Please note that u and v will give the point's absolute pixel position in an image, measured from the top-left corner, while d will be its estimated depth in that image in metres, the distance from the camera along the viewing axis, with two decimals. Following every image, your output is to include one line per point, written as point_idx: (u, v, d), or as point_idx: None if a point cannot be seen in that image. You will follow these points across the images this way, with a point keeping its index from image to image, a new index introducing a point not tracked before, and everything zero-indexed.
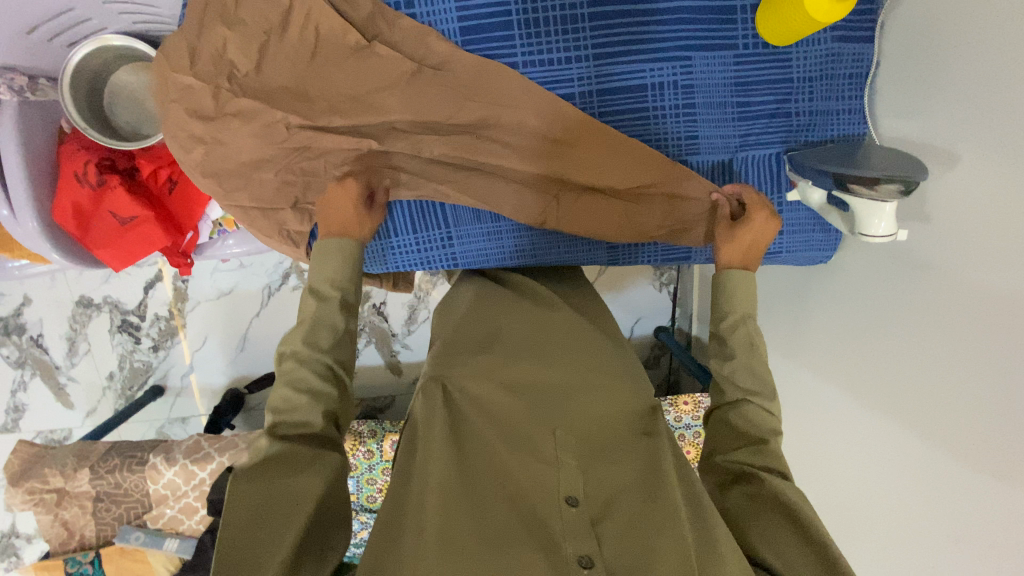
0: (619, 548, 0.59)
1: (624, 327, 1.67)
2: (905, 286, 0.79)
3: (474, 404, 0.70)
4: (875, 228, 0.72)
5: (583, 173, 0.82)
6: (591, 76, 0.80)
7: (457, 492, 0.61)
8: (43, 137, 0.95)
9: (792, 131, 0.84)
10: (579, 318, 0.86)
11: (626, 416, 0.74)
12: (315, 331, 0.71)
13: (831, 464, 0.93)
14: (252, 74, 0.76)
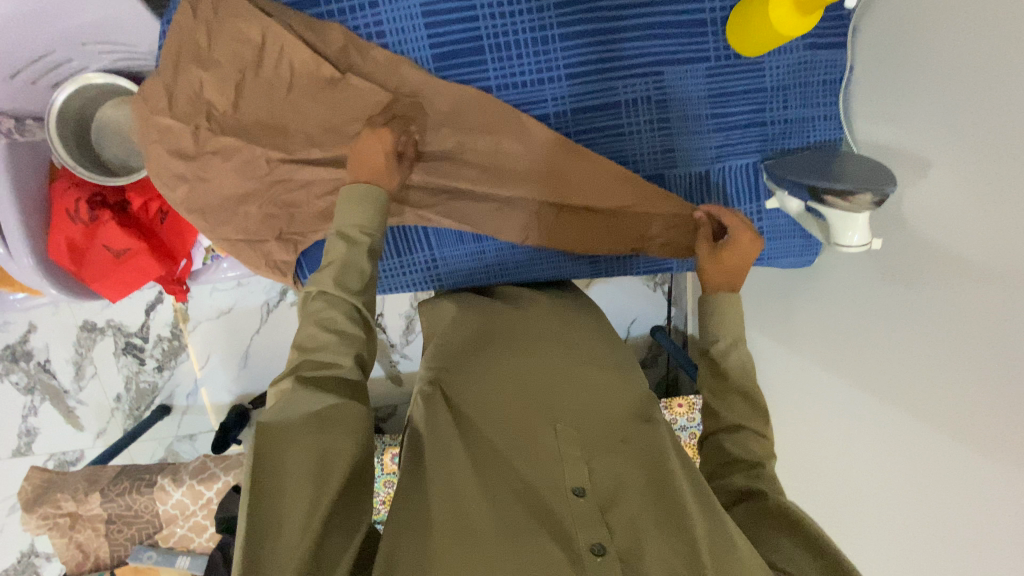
0: (631, 537, 0.55)
1: (620, 327, 1.68)
2: (884, 289, 0.79)
3: (469, 408, 0.68)
4: (849, 240, 0.74)
5: (562, 192, 0.83)
6: (565, 95, 0.81)
7: (459, 489, 0.57)
8: (34, 176, 0.97)
9: (769, 140, 0.85)
10: (571, 327, 0.85)
11: (624, 408, 0.72)
12: (345, 269, 0.65)
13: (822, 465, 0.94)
14: (231, 113, 0.78)
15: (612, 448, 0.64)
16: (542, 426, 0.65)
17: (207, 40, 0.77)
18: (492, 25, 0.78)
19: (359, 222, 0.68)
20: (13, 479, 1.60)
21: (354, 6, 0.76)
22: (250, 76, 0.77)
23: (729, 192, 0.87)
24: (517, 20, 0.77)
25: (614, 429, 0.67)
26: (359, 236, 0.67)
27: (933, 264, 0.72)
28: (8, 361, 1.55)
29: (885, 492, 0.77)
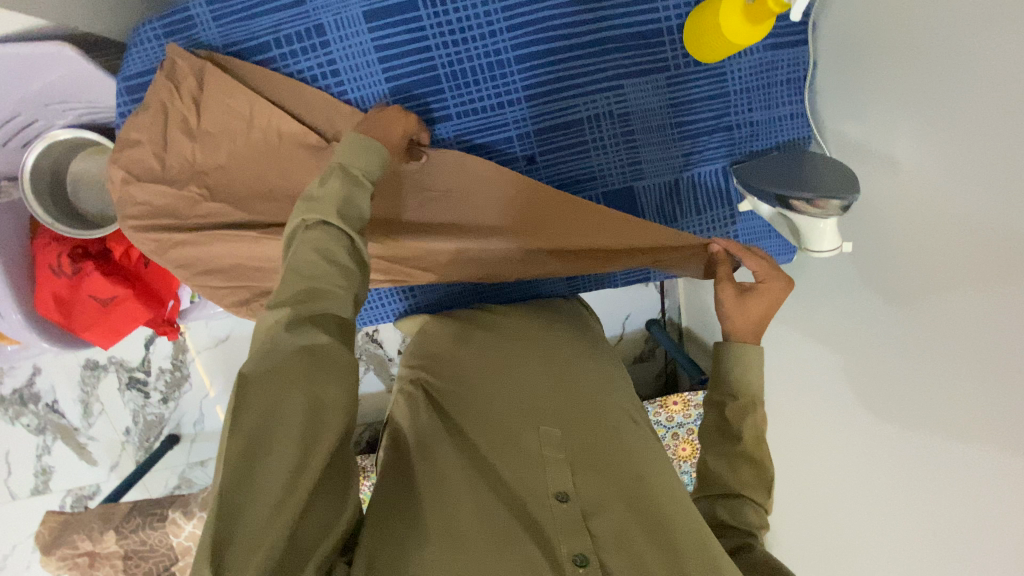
0: (614, 546, 0.54)
1: (615, 324, 1.68)
2: (872, 288, 0.80)
3: (454, 413, 0.68)
4: (821, 244, 0.73)
5: (538, 224, 0.81)
6: (527, 117, 0.81)
7: (443, 496, 0.57)
8: (13, 233, 0.98)
9: (736, 143, 0.84)
10: (553, 329, 0.84)
11: (612, 410, 0.71)
12: (345, 202, 0.57)
13: (822, 461, 0.95)
14: (195, 163, 0.77)
15: (599, 450, 0.63)
16: (526, 428, 0.64)
17: (165, 93, 0.75)
18: (445, 53, 0.77)
19: (359, 163, 0.61)
20: (34, 517, 1.64)
21: (306, 47, 0.76)
22: (212, 126, 0.76)
23: (701, 199, 0.87)
24: (470, 47, 0.76)
25: (601, 430, 0.66)
26: (357, 173, 0.60)
27: (916, 263, 0.72)
28: (17, 404, 1.57)
29: (893, 485, 0.78)
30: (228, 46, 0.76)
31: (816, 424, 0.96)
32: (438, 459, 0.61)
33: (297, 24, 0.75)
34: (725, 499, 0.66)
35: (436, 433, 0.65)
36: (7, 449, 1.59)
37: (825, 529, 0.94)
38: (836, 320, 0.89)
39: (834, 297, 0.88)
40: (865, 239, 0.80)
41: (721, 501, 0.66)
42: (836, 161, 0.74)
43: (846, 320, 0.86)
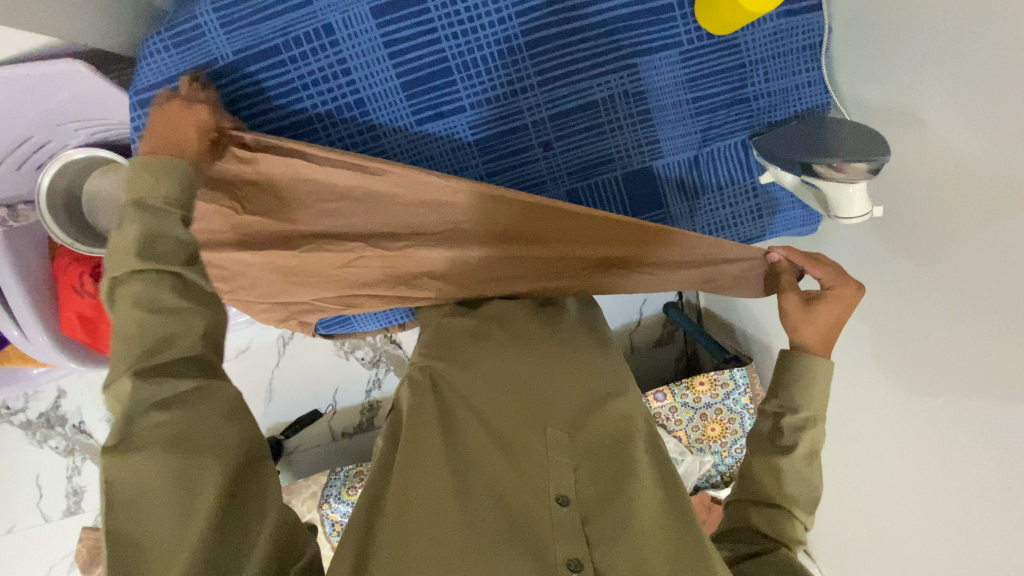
0: (608, 548, 0.58)
1: (634, 309, 1.66)
2: (909, 254, 0.79)
3: (462, 403, 0.69)
4: (850, 211, 0.73)
5: (582, 241, 0.76)
6: (540, 103, 0.80)
7: (446, 494, 0.59)
8: (34, 256, 0.99)
9: (754, 115, 0.83)
10: (547, 312, 0.85)
11: (621, 411, 0.72)
12: (151, 239, 0.53)
13: (868, 428, 0.95)
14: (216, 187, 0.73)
15: (602, 456, 0.66)
16: (533, 429, 0.67)
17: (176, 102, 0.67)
18: (455, 44, 0.76)
19: (151, 191, 0.56)
20: (70, 537, 1.65)
21: (315, 48, 0.75)
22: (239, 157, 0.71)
23: (722, 174, 0.87)
24: (480, 35, 0.75)
25: (606, 436, 0.69)
26: (152, 205, 0.55)
27: (954, 227, 0.72)
28: (44, 428, 1.57)
29: (950, 451, 0.78)
30: (237, 52, 0.75)
31: (857, 389, 0.96)
32: (438, 451, 0.63)
33: (306, 25, 0.74)
34: (764, 510, 0.66)
35: (436, 433, 0.65)
36: (38, 473, 1.60)
37: (878, 493, 0.95)
38: (873, 286, 0.87)
39: (871, 263, 0.87)
40: (894, 205, 0.80)
41: (756, 515, 0.66)
42: (860, 124, 0.73)
43: (887, 286, 0.85)
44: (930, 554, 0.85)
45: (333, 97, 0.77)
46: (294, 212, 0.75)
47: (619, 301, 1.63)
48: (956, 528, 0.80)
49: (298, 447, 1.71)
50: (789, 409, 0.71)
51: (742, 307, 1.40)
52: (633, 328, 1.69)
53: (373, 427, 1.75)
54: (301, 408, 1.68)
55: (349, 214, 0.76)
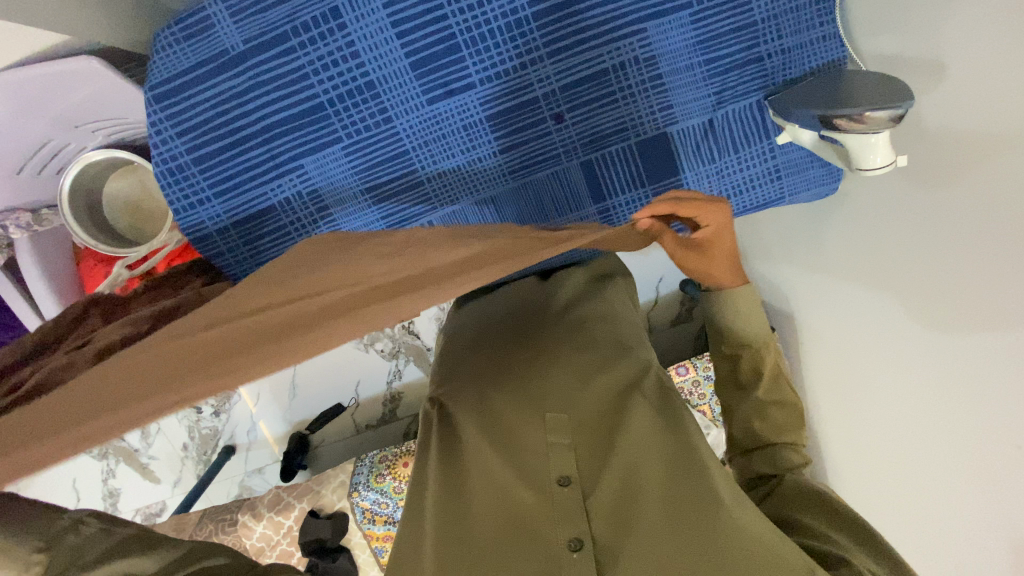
0: (608, 521, 0.64)
1: (649, 288, 1.65)
2: (936, 204, 0.78)
3: (469, 413, 0.79)
4: (872, 162, 0.71)
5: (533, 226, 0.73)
6: (550, 75, 0.80)
7: (458, 504, 0.69)
8: (60, 258, 1.01)
9: (769, 74, 0.82)
10: (554, 310, 0.92)
11: (621, 385, 0.79)
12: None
13: (899, 387, 0.94)
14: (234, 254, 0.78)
15: (601, 432, 0.73)
16: (532, 420, 0.75)
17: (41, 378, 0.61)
18: (461, 19, 0.76)
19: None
20: None
21: (323, 33, 0.75)
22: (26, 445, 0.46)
23: (738, 137, 0.86)
24: (486, 9, 0.75)
25: (606, 416, 0.75)
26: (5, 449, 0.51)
27: (978, 172, 0.71)
28: None
29: (989, 403, 0.77)
30: (248, 42, 0.76)
31: (889, 349, 0.95)
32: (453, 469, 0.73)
33: (315, 9, 0.75)
34: (766, 450, 0.82)
35: (446, 453, 0.75)
36: (74, 478, 1.62)
37: (908, 452, 0.94)
38: (899, 243, 0.87)
39: (899, 217, 0.86)
40: (918, 153, 0.79)
41: (765, 455, 0.82)
42: (878, 75, 0.71)
43: (914, 240, 0.84)
44: (967, 508, 0.85)
45: (343, 81, 0.78)
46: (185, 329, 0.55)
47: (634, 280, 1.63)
48: (991, 478, 0.80)
49: (323, 440, 1.75)
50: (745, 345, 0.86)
51: (762, 277, 1.39)
52: (651, 308, 1.69)
53: (395, 419, 1.77)
54: (325, 403, 1.70)
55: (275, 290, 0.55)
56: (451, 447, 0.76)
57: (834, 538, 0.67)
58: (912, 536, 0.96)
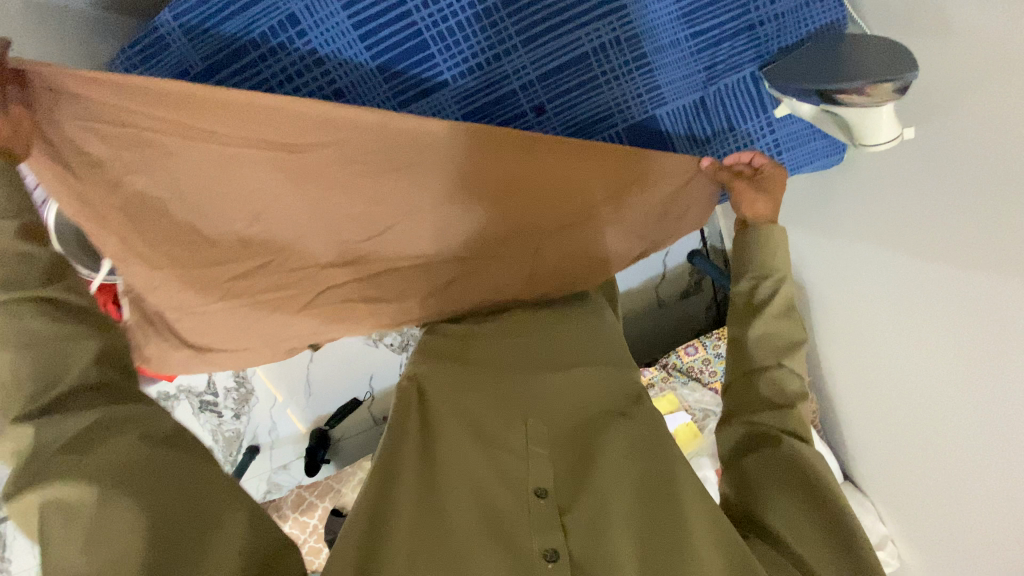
0: (584, 539, 0.63)
1: (657, 262, 1.59)
2: (963, 180, 0.82)
3: (445, 403, 0.76)
4: (877, 136, 0.68)
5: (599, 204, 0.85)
6: (526, 64, 0.75)
7: (426, 495, 0.65)
8: None
9: (762, 43, 0.76)
10: (541, 315, 0.95)
11: (607, 405, 0.81)
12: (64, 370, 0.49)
13: (962, 346, 0.92)
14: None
15: (577, 444, 0.74)
16: (517, 421, 0.74)
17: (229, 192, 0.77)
18: (426, 14, 0.70)
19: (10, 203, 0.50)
20: None
21: (283, 43, 0.71)
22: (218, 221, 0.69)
23: (733, 112, 0.82)
24: (451, 1, 0.69)
25: (581, 430, 0.77)
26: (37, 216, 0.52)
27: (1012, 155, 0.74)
28: None
29: None
30: (206, 59, 0.72)
31: (922, 316, 0.98)
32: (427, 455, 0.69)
33: (267, 19, 0.69)
34: (780, 369, 0.75)
35: (413, 436, 0.71)
36: None
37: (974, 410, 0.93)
38: (965, 200, 0.83)
39: (925, 189, 0.89)
40: (941, 125, 0.82)
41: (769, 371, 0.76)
42: (880, 39, 0.66)
43: (981, 197, 0.80)
44: None
45: (312, 92, 0.74)
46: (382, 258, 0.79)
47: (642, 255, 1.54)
48: None
49: (343, 436, 1.77)
50: (761, 281, 0.82)
51: None
52: (658, 282, 1.63)
53: None
54: (340, 399, 1.71)
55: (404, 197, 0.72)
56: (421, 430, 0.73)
57: (798, 531, 0.63)
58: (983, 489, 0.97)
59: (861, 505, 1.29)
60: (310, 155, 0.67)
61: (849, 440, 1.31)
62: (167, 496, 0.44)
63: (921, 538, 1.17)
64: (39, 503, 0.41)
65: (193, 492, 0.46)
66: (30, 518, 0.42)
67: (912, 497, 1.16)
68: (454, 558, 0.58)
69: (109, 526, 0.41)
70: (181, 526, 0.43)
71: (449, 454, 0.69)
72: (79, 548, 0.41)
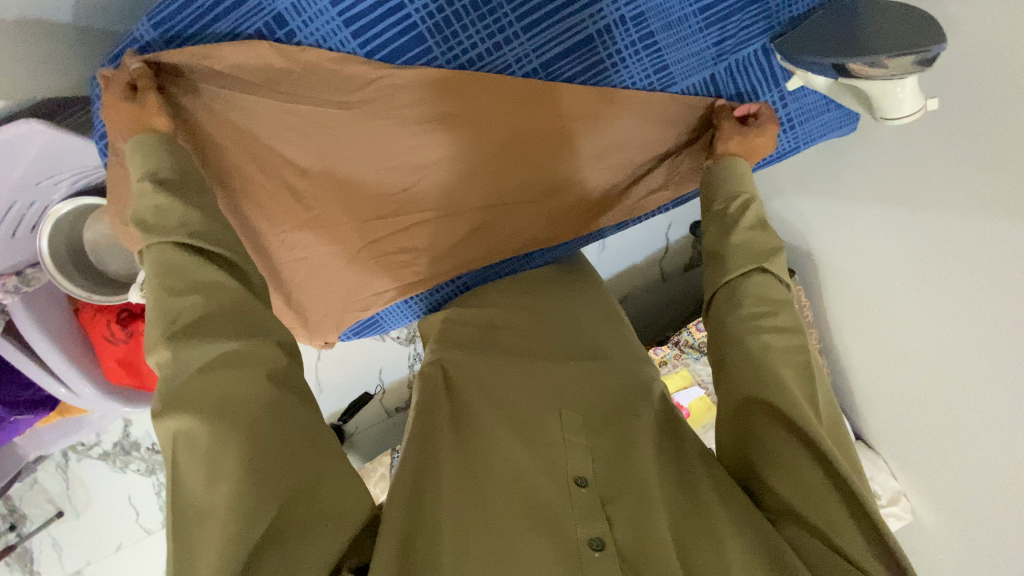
0: (628, 526, 0.61)
1: (659, 237, 1.57)
2: (984, 141, 0.81)
3: (480, 400, 0.77)
4: (900, 110, 0.65)
5: (589, 156, 0.83)
6: (529, 52, 0.71)
7: (465, 489, 0.65)
8: (59, 315, 1.00)
9: (773, 13, 0.73)
10: (559, 305, 0.96)
11: (631, 396, 0.80)
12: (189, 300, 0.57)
13: (977, 299, 0.92)
14: (257, 230, 0.80)
15: (617, 432, 0.73)
16: (550, 413, 0.74)
17: (242, 164, 0.74)
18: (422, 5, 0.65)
19: (158, 166, 0.64)
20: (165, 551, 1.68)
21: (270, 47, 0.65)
22: (284, 161, 0.74)
23: (744, 87, 0.80)
24: None
25: (618, 417, 0.76)
26: (172, 179, 0.63)
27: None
28: (121, 455, 1.57)
29: None
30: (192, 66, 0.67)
31: (938, 280, 0.98)
32: (465, 450, 0.71)
33: (251, 21, 0.64)
34: (758, 276, 0.73)
35: (447, 433, 0.73)
36: (129, 494, 1.61)
37: (984, 362, 0.95)
38: (986, 154, 0.82)
39: (947, 151, 0.87)
40: (959, 87, 0.81)
41: (746, 280, 0.73)
42: (897, 5, 0.63)
43: (998, 153, 0.80)
44: None
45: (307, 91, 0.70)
46: (418, 204, 0.83)
47: (644, 231, 1.54)
48: None
49: (357, 429, 1.76)
50: (732, 197, 0.78)
51: (774, 215, 1.35)
52: (662, 256, 1.63)
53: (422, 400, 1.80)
54: (352, 394, 1.71)
55: (435, 142, 0.76)
56: (454, 429, 0.74)
57: (811, 499, 0.60)
58: (991, 437, 0.99)
59: (873, 463, 1.32)
60: (358, 110, 0.71)
61: (861, 402, 1.32)
62: (265, 441, 0.52)
63: (936, 495, 1.20)
64: (173, 431, 0.51)
65: (294, 449, 0.53)
66: (165, 441, 0.52)
67: (925, 456, 1.19)
68: (498, 554, 0.58)
69: (222, 466, 0.50)
70: (277, 487, 0.51)
71: (487, 447, 0.70)
72: (199, 474, 0.50)
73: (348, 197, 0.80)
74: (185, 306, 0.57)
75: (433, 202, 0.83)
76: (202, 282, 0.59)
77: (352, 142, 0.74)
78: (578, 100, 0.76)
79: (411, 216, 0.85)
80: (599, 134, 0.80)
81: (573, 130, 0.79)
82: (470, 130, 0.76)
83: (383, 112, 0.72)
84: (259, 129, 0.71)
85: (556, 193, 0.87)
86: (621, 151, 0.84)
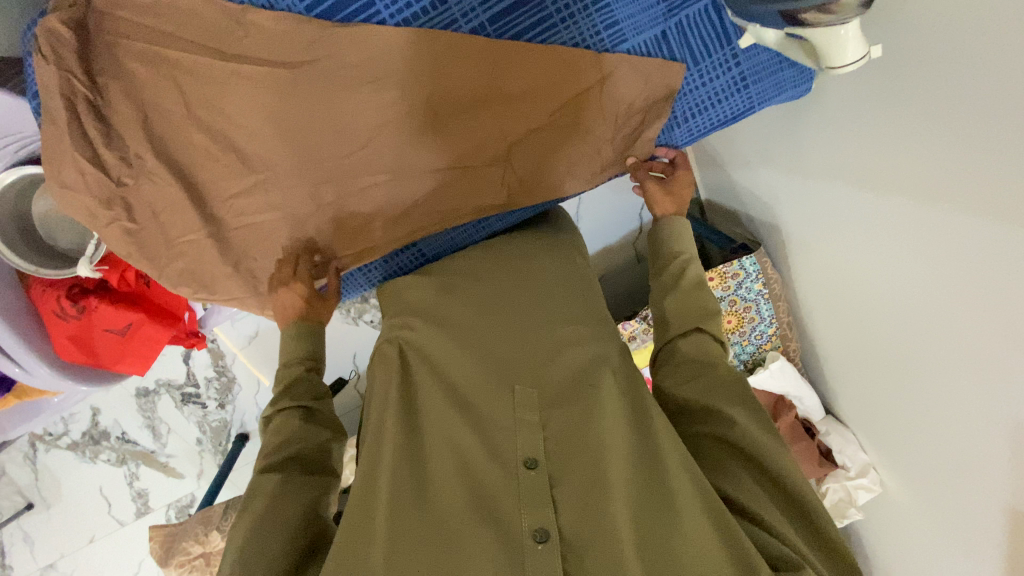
0: (573, 513, 0.63)
1: (632, 218, 1.57)
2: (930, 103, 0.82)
3: (432, 378, 0.76)
4: (845, 57, 0.65)
5: (539, 109, 0.79)
6: (476, 6, 0.72)
7: (407, 483, 0.65)
8: (9, 291, 0.97)
9: None
10: (530, 271, 0.92)
11: (593, 365, 0.78)
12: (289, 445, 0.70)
13: (929, 264, 0.92)
14: (202, 199, 0.77)
15: (573, 407, 0.72)
16: (502, 391, 0.73)
17: (180, 124, 0.72)
18: None
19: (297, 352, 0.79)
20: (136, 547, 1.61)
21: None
22: (226, 119, 0.72)
23: (696, 44, 0.81)
24: None
25: (576, 388, 0.74)
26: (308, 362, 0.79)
27: (968, 73, 0.74)
28: (90, 445, 1.52)
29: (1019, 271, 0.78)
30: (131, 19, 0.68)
31: (898, 256, 0.98)
32: (414, 437, 0.70)
33: None
34: (695, 335, 0.79)
35: (397, 419, 0.71)
36: (100, 485, 1.56)
37: (943, 330, 0.95)
38: (927, 117, 0.82)
39: (894, 118, 0.88)
40: (905, 46, 0.80)
41: (683, 340, 0.79)
42: None
43: (937, 113, 0.80)
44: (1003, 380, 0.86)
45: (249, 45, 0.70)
46: (371, 168, 0.78)
47: (617, 211, 1.53)
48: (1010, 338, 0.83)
49: None
50: (674, 257, 0.87)
51: (743, 190, 1.35)
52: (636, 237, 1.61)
53: None
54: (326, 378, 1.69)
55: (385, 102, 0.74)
56: (405, 412, 0.73)
57: (763, 502, 0.64)
58: (949, 402, 1.00)
59: (843, 437, 1.32)
60: (302, 70, 0.70)
61: (832, 378, 1.32)
62: (277, 537, 0.60)
63: (899, 466, 1.21)
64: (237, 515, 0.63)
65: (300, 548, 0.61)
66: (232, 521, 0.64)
67: (890, 429, 1.20)
68: (444, 548, 0.59)
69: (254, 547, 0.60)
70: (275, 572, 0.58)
71: (437, 433, 0.70)
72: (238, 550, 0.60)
73: (299, 163, 0.76)
74: (288, 447, 0.70)
75: (386, 163, 0.78)
76: (315, 440, 0.72)
77: (300, 100, 0.72)
78: (526, 55, 0.75)
79: (367, 183, 0.79)
80: (552, 87, 0.77)
81: (522, 85, 0.77)
82: (418, 88, 0.74)
83: (329, 67, 0.71)
84: (198, 84, 0.70)
85: (510, 153, 0.82)
86: (579, 111, 0.80)
